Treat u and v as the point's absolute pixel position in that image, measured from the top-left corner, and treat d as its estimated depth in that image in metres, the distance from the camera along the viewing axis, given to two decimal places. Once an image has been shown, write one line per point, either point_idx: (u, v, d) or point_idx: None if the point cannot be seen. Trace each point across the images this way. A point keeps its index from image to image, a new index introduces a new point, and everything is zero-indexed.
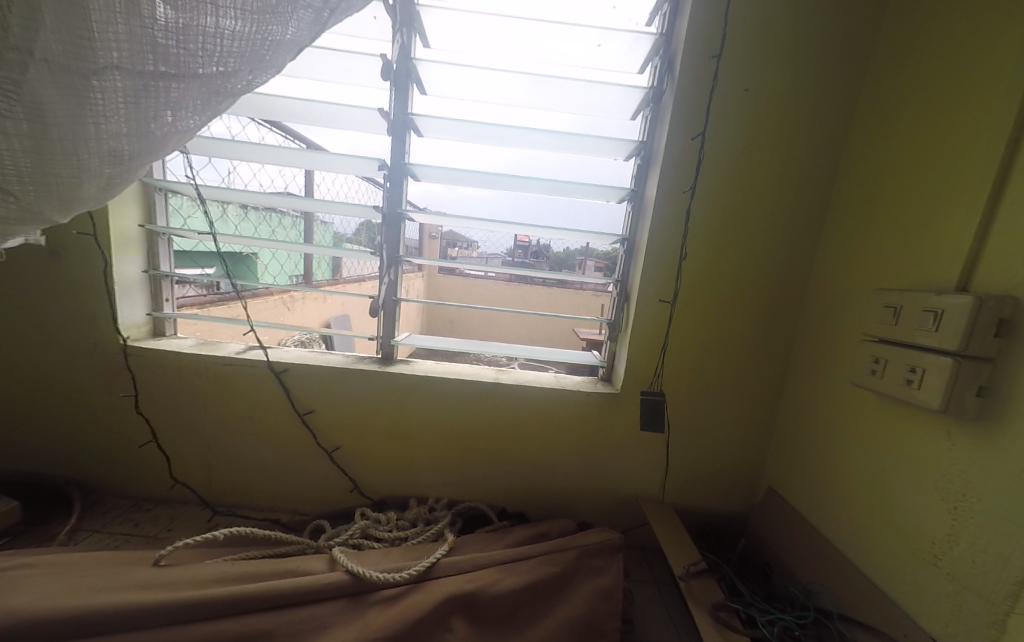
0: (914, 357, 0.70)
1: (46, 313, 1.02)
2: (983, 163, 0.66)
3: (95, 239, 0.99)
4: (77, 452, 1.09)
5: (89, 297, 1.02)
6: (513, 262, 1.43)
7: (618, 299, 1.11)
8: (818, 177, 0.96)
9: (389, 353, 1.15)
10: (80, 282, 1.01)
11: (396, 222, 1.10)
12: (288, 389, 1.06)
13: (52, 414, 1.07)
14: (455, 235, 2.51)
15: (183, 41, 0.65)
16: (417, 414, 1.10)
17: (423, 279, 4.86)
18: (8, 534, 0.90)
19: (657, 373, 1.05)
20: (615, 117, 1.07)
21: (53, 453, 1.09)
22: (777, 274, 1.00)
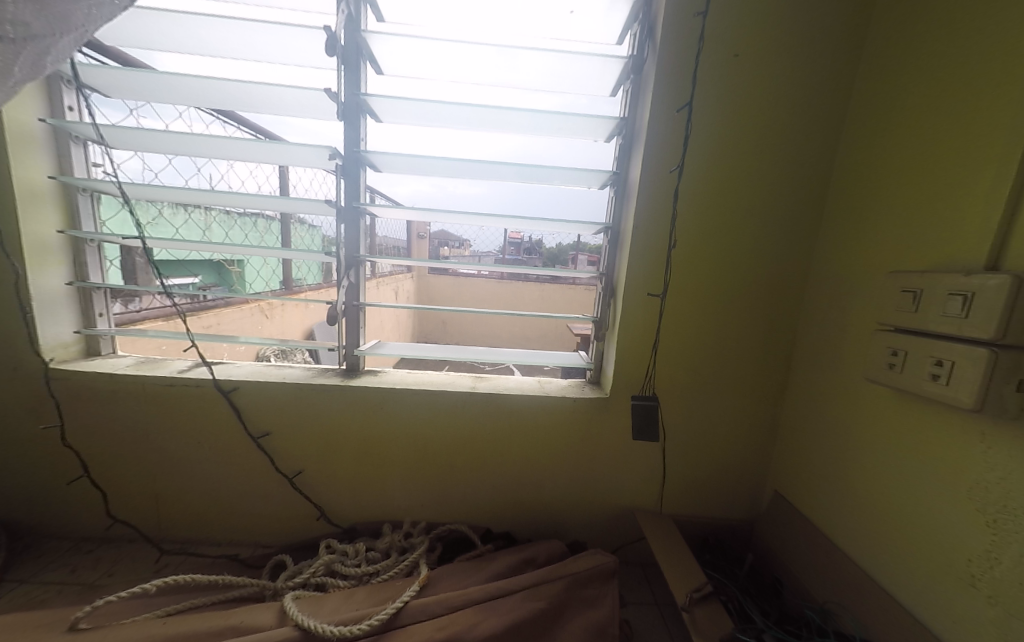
0: (938, 347, 0.61)
1: None
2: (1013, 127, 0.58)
3: (4, 250, 0.87)
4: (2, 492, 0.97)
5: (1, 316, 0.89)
6: (496, 259, 1.33)
7: (603, 293, 1.01)
8: (818, 151, 0.87)
9: (355, 364, 1.04)
10: None
11: (355, 217, 0.98)
12: (239, 410, 0.95)
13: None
14: (444, 234, 2.40)
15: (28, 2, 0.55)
16: (387, 431, 0.99)
17: (411, 280, 4.73)
18: None
19: (649, 374, 0.96)
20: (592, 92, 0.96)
21: None
22: (775, 259, 0.91)
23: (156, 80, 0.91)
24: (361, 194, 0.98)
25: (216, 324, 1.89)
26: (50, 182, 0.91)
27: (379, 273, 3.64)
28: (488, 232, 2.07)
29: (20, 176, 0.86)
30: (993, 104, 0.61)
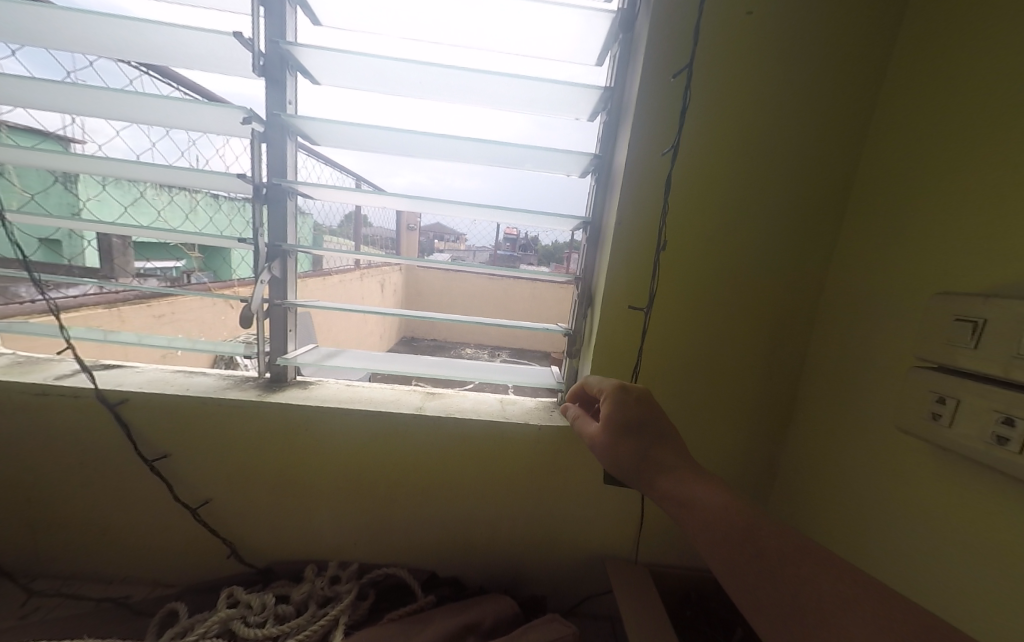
0: (1006, 398, 0.46)
1: None
2: None
3: None
4: None
5: None
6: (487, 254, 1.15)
7: (578, 300, 0.84)
8: (840, 142, 0.71)
9: (280, 374, 0.86)
10: None
11: (281, 197, 0.80)
12: (129, 427, 0.78)
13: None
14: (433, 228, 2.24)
15: None
16: (312, 457, 0.82)
17: (401, 273, 4.54)
18: None
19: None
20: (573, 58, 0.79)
21: None
22: (785, 269, 0.75)
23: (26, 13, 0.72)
24: (289, 170, 0.81)
25: (171, 313, 1.69)
26: None
27: (364, 265, 3.46)
28: (475, 227, 1.89)
29: None
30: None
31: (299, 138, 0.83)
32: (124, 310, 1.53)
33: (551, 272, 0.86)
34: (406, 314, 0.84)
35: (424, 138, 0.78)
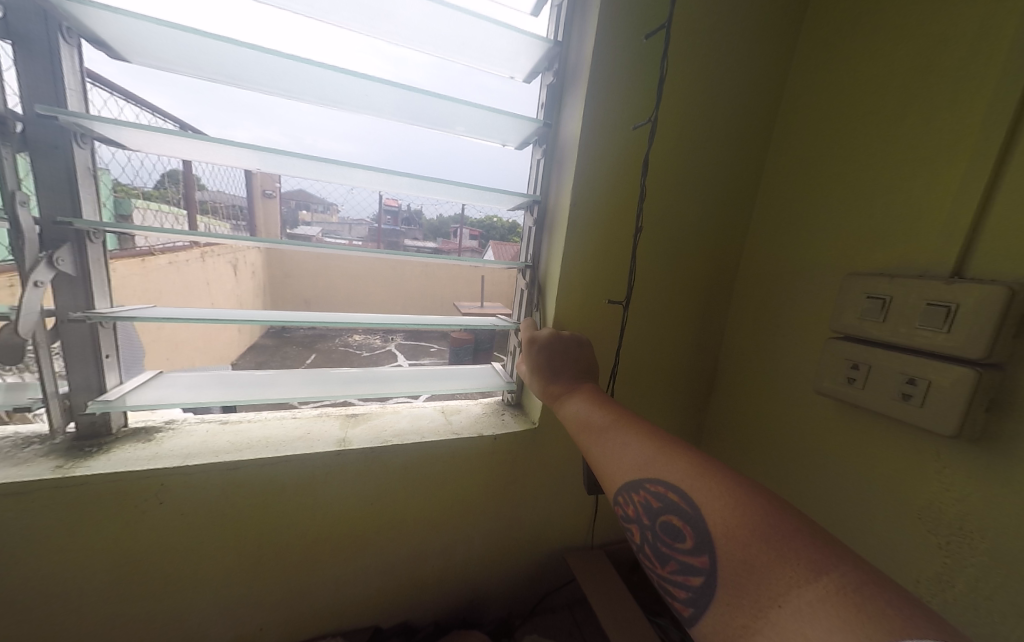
0: (908, 363, 0.55)
1: None
2: (983, 119, 0.52)
3: None
4: None
5: None
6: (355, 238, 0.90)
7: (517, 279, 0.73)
8: (756, 134, 0.77)
9: (96, 426, 0.56)
10: None
11: (58, 140, 0.48)
12: None
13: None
14: (305, 201, 1.84)
15: None
16: (178, 540, 0.55)
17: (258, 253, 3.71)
18: None
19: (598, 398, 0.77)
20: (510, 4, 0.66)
21: None
22: (712, 252, 0.80)
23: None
24: (75, 97, 0.48)
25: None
26: None
27: (203, 244, 2.68)
28: (359, 194, 1.59)
29: None
30: (948, 93, 0.56)
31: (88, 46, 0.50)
32: None
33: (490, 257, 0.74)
34: (263, 318, 0.60)
35: (324, 74, 0.55)
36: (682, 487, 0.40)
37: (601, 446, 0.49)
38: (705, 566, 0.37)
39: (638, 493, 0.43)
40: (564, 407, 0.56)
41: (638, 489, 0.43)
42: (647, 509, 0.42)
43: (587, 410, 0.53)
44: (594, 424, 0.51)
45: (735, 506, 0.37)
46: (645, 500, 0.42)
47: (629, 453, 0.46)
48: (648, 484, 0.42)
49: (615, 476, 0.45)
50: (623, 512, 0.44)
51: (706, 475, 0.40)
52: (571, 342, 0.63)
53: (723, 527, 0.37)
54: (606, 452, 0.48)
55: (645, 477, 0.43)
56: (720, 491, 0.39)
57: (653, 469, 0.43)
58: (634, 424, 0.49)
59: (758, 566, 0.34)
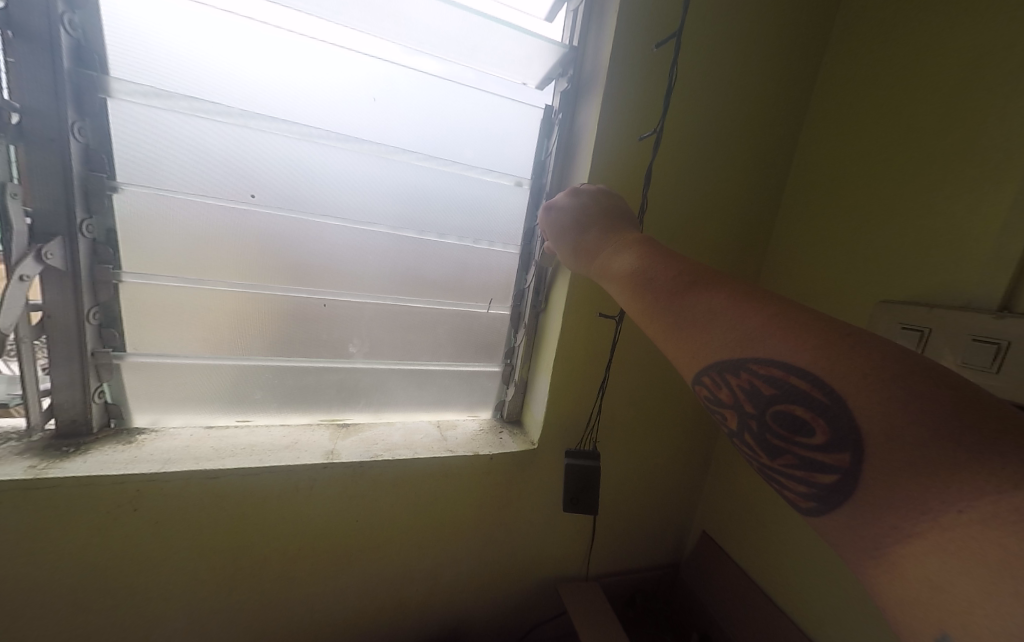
0: None
1: None
2: None
3: None
4: None
5: None
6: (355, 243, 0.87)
7: (518, 270, 0.74)
8: (777, 149, 0.72)
9: (76, 424, 0.54)
10: None
11: (53, 133, 0.47)
12: None
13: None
14: None
15: None
16: (150, 547, 0.53)
17: None
18: None
19: (597, 424, 0.72)
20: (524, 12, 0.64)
21: None
22: (728, 271, 0.76)
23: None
24: (74, 93, 0.48)
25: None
26: None
27: None
28: None
29: None
30: (997, 106, 0.50)
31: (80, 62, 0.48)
32: None
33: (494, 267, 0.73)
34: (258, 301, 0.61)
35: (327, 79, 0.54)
36: (808, 368, 0.27)
37: (676, 314, 0.33)
38: (839, 460, 0.26)
39: (740, 376, 0.30)
40: (615, 275, 0.40)
41: (738, 371, 0.30)
42: (750, 393, 0.30)
43: (649, 270, 0.37)
44: (664, 286, 0.35)
45: (893, 400, 0.24)
46: (748, 386, 0.29)
47: (722, 322, 0.31)
48: (754, 364, 0.29)
49: (702, 356, 0.31)
50: (708, 395, 0.32)
51: (845, 350, 0.26)
52: (600, 195, 0.50)
53: (871, 417, 0.24)
54: (683, 321, 0.33)
55: (749, 360, 0.29)
56: (874, 374, 0.25)
57: (765, 342, 0.29)
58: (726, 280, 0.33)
59: (924, 476, 0.23)
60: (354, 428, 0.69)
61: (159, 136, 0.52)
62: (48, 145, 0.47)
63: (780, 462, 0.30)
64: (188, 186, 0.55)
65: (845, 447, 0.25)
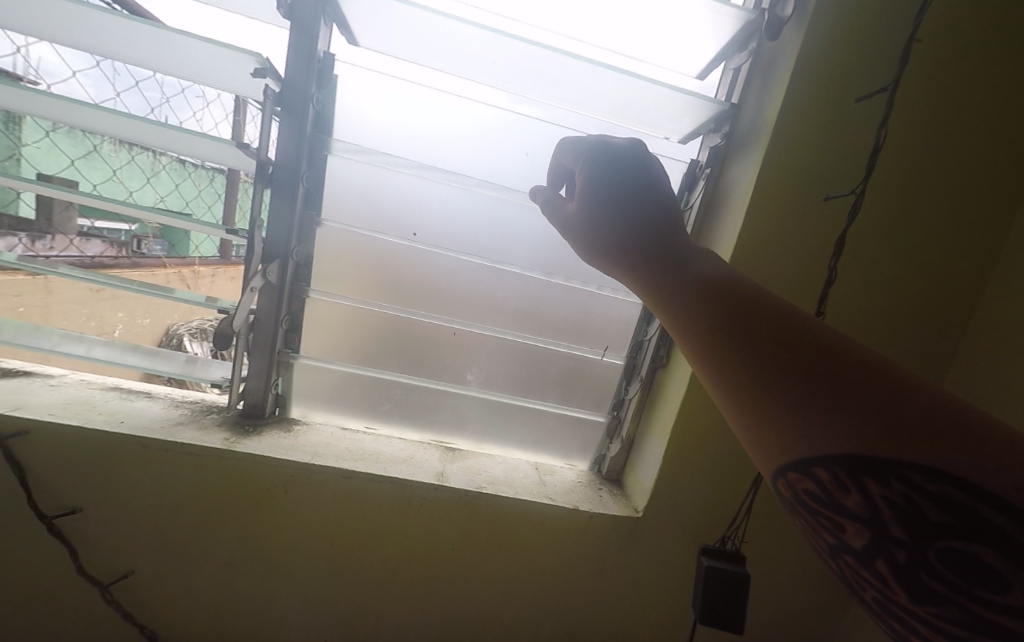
0: None
1: None
2: None
3: None
4: None
5: None
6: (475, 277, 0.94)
7: (640, 320, 0.72)
8: (993, 214, 0.59)
9: (255, 408, 0.66)
10: None
11: (291, 182, 0.60)
12: (24, 471, 0.52)
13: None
14: None
15: None
16: (288, 529, 0.59)
17: None
18: None
19: (717, 506, 0.64)
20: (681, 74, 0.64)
21: None
22: (905, 351, 0.63)
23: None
24: (310, 152, 0.61)
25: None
26: None
27: None
28: None
29: None
30: None
31: (316, 128, 0.61)
32: None
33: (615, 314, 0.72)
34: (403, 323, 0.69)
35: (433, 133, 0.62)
36: (990, 492, 0.25)
37: (790, 401, 0.30)
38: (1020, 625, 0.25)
39: (889, 486, 0.28)
40: (687, 336, 0.36)
41: (881, 485, 0.28)
42: (906, 507, 0.29)
43: (730, 334, 0.33)
44: (768, 355, 0.31)
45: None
46: (899, 499, 0.28)
47: (847, 413, 0.28)
48: (920, 493, 0.27)
49: (833, 445, 0.29)
50: (838, 499, 0.31)
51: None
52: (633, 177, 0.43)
53: None
54: (801, 409, 0.30)
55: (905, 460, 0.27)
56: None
57: (922, 426, 0.27)
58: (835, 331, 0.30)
59: None
60: (459, 452, 0.73)
61: (357, 183, 0.65)
62: (285, 191, 0.61)
63: (921, 590, 0.29)
64: (371, 225, 0.66)
65: None
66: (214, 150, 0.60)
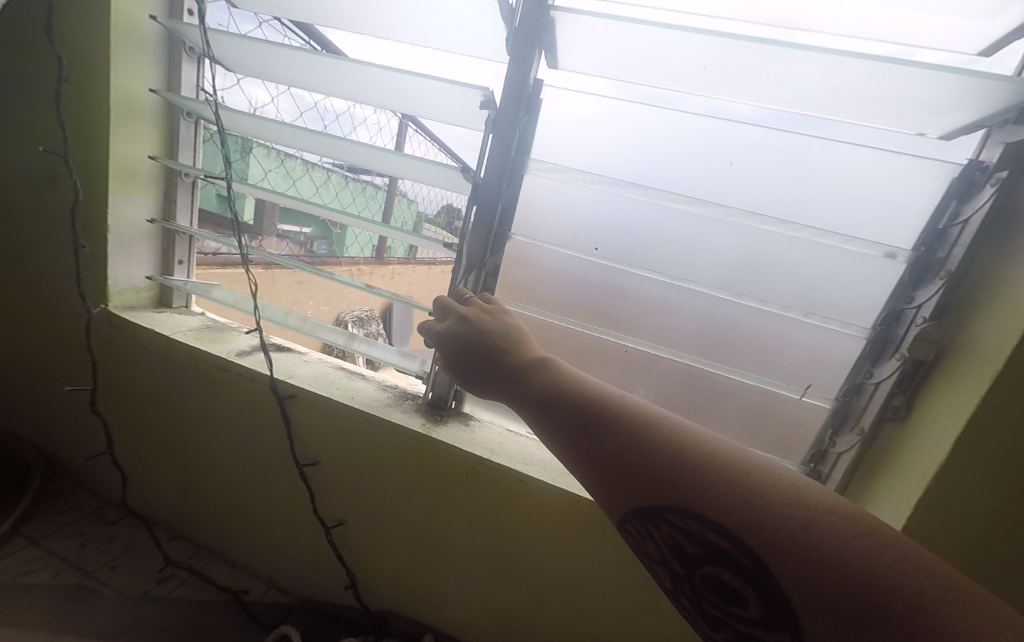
0: None
1: (24, 258, 0.76)
2: None
3: (68, 163, 0.69)
4: (48, 426, 0.84)
5: (63, 250, 0.73)
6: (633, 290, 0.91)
7: (862, 357, 0.59)
8: None
9: (440, 399, 0.73)
10: (54, 224, 0.73)
11: (493, 200, 0.66)
12: (291, 424, 0.68)
13: (28, 365, 0.82)
14: None
15: None
16: (464, 515, 0.65)
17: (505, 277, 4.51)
18: None
19: None
20: (969, 54, 0.50)
21: (24, 417, 0.86)
22: None
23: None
24: (511, 173, 0.66)
25: (308, 277, 1.64)
26: (155, 97, 0.71)
27: None
28: None
29: (117, 77, 0.65)
30: None
31: (519, 149, 0.65)
32: (282, 275, 1.54)
33: (823, 346, 0.61)
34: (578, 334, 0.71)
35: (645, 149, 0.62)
36: (721, 527, 0.33)
37: (608, 471, 0.38)
38: (772, 628, 0.31)
39: (660, 528, 0.36)
40: (540, 427, 0.44)
41: (660, 524, 0.36)
42: (675, 546, 0.36)
43: (558, 417, 0.43)
44: (580, 436, 0.40)
45: (772, 549, 0.30)
46: (671, 539, 0.35)
47: (621, 469, 0.37)
48: (672, 519, 0.35)
49: (632, 501, 0.37)
50: (642, 547, 0.38)
51: (730, 498, 0.33)
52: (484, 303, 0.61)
53: (788, 584, 0.29)
54: (600, 475, 0.38)
55: (666, 504, 0.36)
56: (757, 525, 0.31)
57: (679, 471, 0.35)
58: (604, 402, 0.42)
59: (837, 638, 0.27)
60: None
61: (549, 199, 0.68)
62: (487, 208, 0.66)
63: (720, 619, 0.35)
64: (556, 240, 0.69)
65: (771, 616, 0.31)
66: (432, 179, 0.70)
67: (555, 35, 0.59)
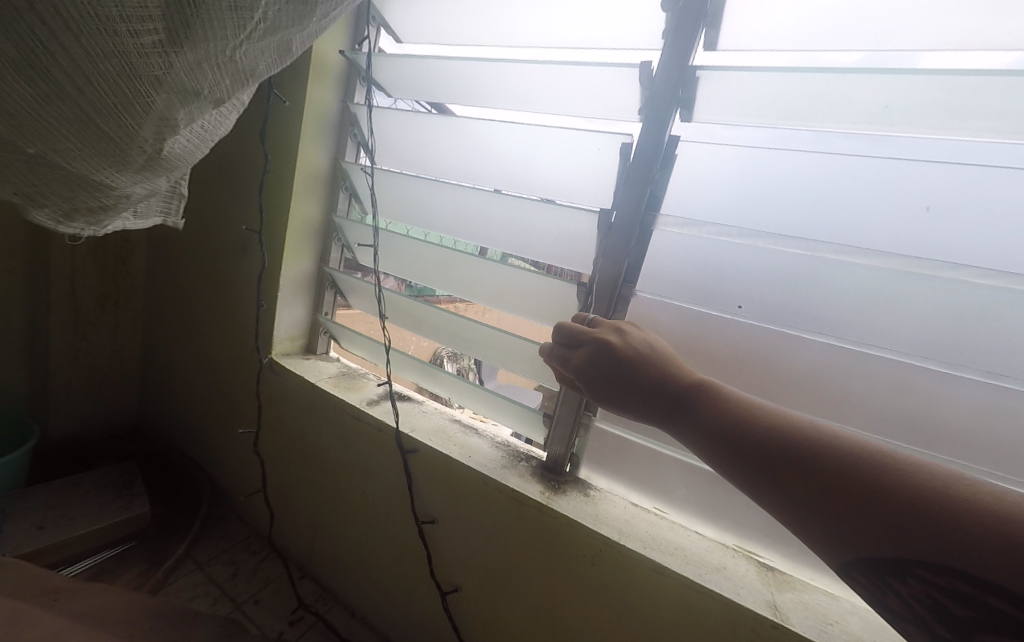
0: None
1: (217, 315, 0.93)
2: None
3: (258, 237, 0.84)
4: (217, 457, 0.99)
5: (245, 308, 0.88)
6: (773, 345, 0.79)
7: None
8: None
9: (556, 464, 0.69)
10: (241, 287, 0.88)
11: (619, 255, 0.63)
12: (412, 479, 0.69)
13: (209, 403, 0.98)
14: None
15: (249, 47, 0.46)
16: (591, 603, 0.58)
17: None
18: (124, 556, 0.82)
19: None
20: None
21: (202, 447, 1.02)
22: None
23: (439, 23, 0.73)
24: (641, 227, 0.63)
25: None
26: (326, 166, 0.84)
27: None
28: None
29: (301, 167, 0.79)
30: None
31: (650, 204, 0.62)
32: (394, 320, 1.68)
33: None
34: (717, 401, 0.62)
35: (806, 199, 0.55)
36: (991, 582, 0.26)
37: (819, 515, 0.34)
38: None
39: (906, 582, 0.30)
40: (718, 459, 0.41)
41: (907, 580, 0.30)
42: (933, 604, 0.30)
43: (740, 451, 0.39)
44: (773, 469, 0.36)
45: None
46: (926, 597, 0.30)
47: (837, 513, 0.33)
48: (923, 574, 0.29)
49: (864, 550, 0.31)
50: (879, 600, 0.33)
51: (988, 544, 0.27)
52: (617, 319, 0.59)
53: None
54: (808, 517, 0.34)
55: (911, 555, 0.30)
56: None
57: (918, 512, 0.30)
58: (793, 429, 0.38)
59: None
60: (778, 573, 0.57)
61: (685, 252, 0.63)
62: (613, 263, 0.64)
63: None
64: (688, 296, 0.63)
65: None
66: (552, 239, 0.70)
67: (694, 92, 0.57)
